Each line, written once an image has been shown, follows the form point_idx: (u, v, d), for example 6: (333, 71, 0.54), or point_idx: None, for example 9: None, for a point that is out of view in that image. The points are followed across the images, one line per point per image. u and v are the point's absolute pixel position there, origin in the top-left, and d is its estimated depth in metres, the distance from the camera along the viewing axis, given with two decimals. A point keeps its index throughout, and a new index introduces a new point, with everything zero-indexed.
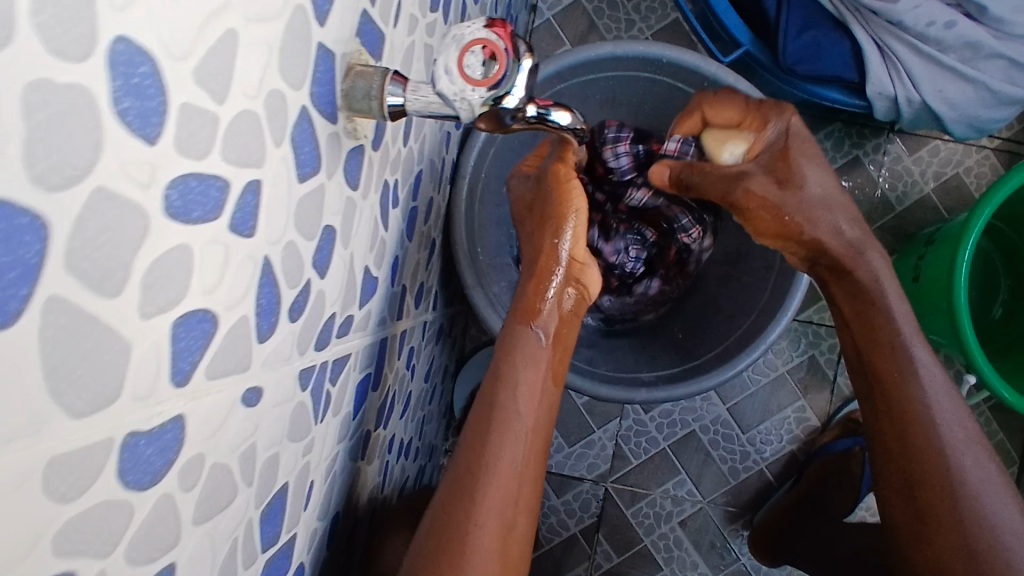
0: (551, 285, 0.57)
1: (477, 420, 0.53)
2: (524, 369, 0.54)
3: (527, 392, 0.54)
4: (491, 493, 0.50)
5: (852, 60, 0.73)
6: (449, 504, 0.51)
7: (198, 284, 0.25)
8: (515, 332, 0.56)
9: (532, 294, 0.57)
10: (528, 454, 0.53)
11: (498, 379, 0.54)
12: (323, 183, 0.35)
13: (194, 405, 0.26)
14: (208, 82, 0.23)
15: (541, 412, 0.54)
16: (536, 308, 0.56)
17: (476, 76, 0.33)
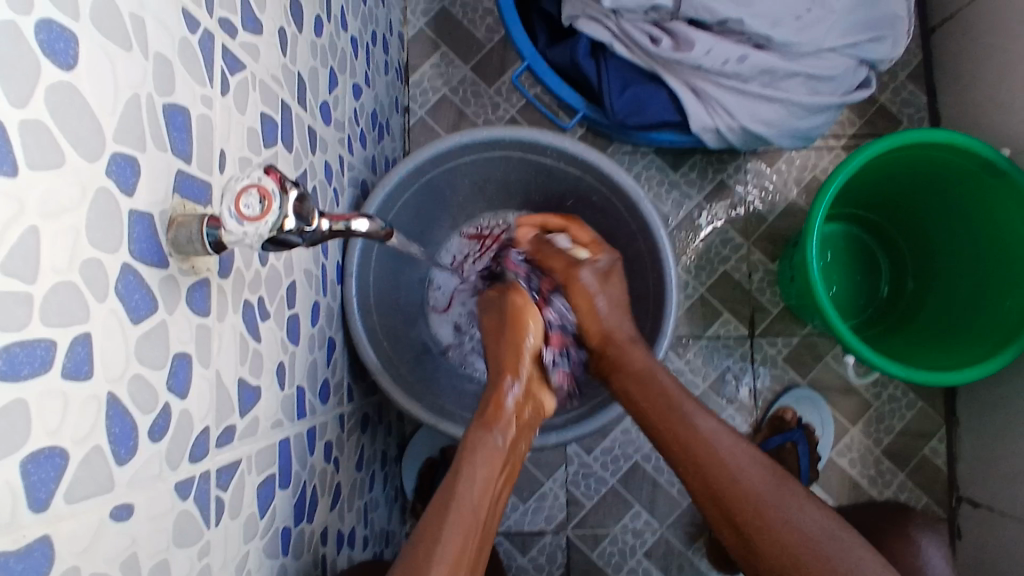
0: (512, 394, 0.68)
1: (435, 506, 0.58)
2: (480, 463, 0.61)
3: (480, 473, 0.60)
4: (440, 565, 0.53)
5: (672, 105, 0.84)
6: None
7: (41, 427, 0.31)
8: (475, 436, 0.63)
9: (491, 401, 0.67)
10: (472, 534, 0.57)
11: (456, 470, 0.61)
12: (165, 319, 0.41)
13: (56, 527, 0.32)
14: (18, 272, 0.30)
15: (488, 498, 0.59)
16: (494, 417, 0.65)
17: (254, 213, 0.36)
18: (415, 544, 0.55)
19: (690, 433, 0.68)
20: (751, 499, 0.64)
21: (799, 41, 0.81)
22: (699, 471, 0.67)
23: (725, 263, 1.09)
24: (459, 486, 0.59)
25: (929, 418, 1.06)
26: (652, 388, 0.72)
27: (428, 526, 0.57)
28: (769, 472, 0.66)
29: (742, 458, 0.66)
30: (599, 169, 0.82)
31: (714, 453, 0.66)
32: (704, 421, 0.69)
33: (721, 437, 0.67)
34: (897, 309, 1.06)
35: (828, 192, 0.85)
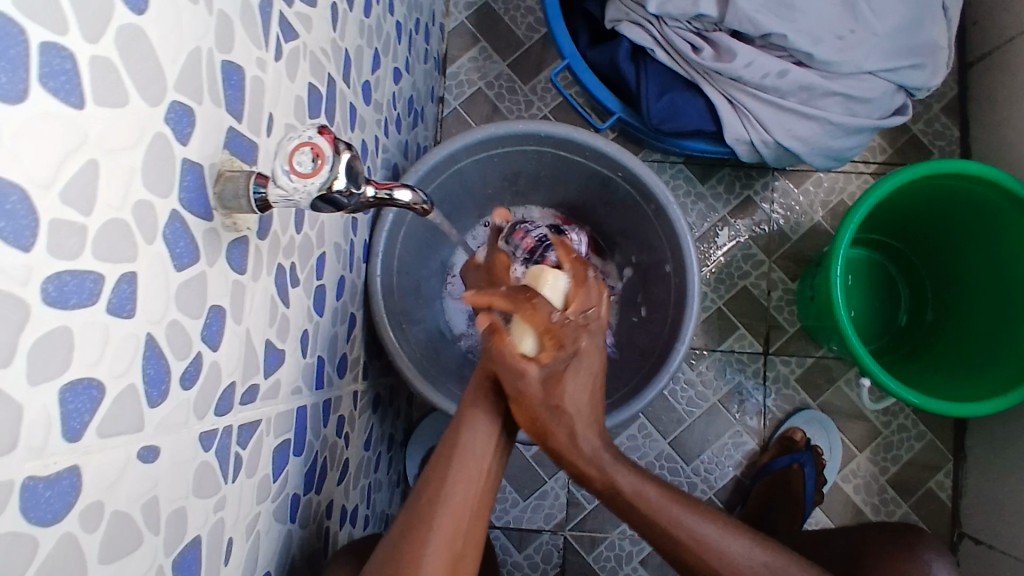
0: None
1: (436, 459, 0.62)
2: (490, 418, 0.64)
3: (483, 423, 0.64)
4: (443, 520, 0.58)
5: (707, 114, 0.85)
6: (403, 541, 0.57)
7: (81, 359, 0.32)
8: (467, 417, 0.64)
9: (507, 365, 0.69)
10: (470, 499, 0.60)
11: (461, 428, 0.64)
12: (205, 270, 0.41)
13: (86, 459, 0.33)
14: (75, 203, 0.31)
15: (491, 451, 0.63)
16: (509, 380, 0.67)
17: (306, 171, 0.37)
18: (423, 494, 0.59)
19: (685, 538, 0.65)
20: None
21: (839, 60, 0.81)
22: (694, 559, 0.65)
23: (745, 278, 1.09)
24: (466, 441, 0.62)
25: (936, 451, 1.06)
26: (619, 484, 0.66)
27: (432, 480, 0.60)
28: (781, 567, 0.65)
29: (722, 536, 0.65)
30: (630, 171, 0.82)
31: (719, 563, 0.64)
32: (691, 522, 0.65)
33: (716, 539, 0.65)
34: (912, 339, 1.06)
35: (856, 213, 0.85)
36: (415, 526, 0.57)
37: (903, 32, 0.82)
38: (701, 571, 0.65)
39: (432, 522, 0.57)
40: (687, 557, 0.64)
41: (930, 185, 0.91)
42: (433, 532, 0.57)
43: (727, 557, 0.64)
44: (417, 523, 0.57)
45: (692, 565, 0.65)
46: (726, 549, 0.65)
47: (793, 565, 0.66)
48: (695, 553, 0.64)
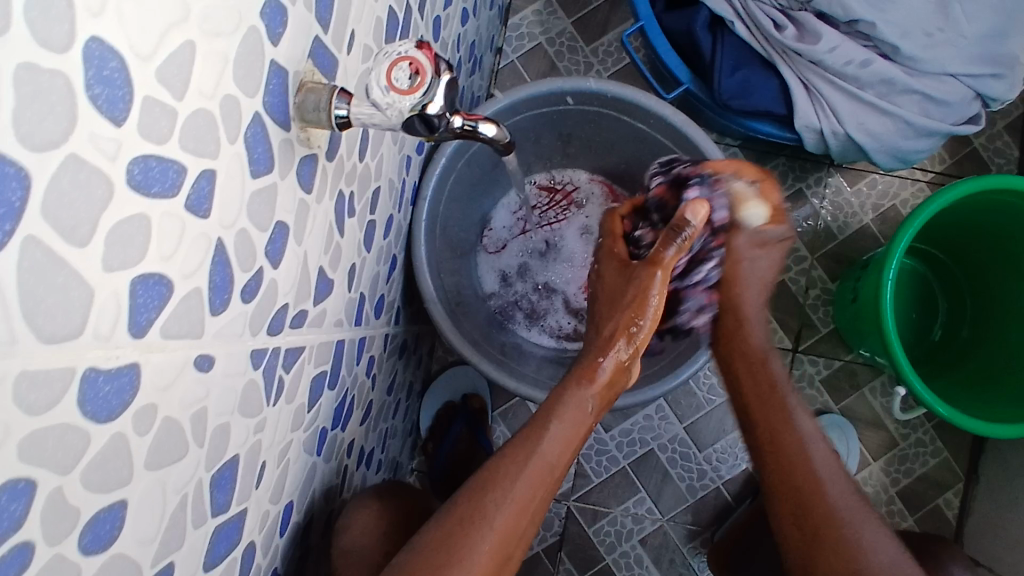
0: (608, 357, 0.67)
1: (511, 451, 0.61)
2: (568, 421, 0.63)
3: (561, 433, 0.62)
4: (502, 516, 0.56)
5: (780, 96, 0.82)
6: (450, 534, 0.56)
7: (155, 251, 0.30)
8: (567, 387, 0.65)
9: (588, 359, 0.67)
10: (523, 518, 0.58)
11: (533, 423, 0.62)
12: (276, 182, 0.40)
13: (147, 357, 0.31)
14: (168, 82, 0.28)
15: (564, 456, 0.62)
16: (592, 371, 0.66)
17: (403, 87, 0.35)
18: (486, 479, 0.59)
19: (788, 430, 0.68)
20: (834, 509, 0.63)
21: (926, 58, 0.78)
22: (793, 483, 0.65)
23: (784, 273, 1.06)
24: (539, 439, 0.61)
25: (951, 469, 1.04)
26: (757, 372, 0.72)
27: (498, 470, 0.59)
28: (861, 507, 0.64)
29: (834, 475, 0.65)
30: (693, 145, 0.79)
31: (812, 468, 0.65)
32: (806, 422, 0.69)
33: (857, 509, 0.63)
34: (943, 356, 1.04)
35: (918, 218, 0.82)
36: (473, 514, 0.56)
37: (995, 37, 0.79)
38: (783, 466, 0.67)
39: (493, 514, 0.56)
40: (774, 445, 0.68)
41: (981, 201, 0.88)
42: (491, 526, 0.56)
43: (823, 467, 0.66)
44: (474, 516, 0.56)
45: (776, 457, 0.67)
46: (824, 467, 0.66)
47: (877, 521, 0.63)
48: (794, 445, 0.67)
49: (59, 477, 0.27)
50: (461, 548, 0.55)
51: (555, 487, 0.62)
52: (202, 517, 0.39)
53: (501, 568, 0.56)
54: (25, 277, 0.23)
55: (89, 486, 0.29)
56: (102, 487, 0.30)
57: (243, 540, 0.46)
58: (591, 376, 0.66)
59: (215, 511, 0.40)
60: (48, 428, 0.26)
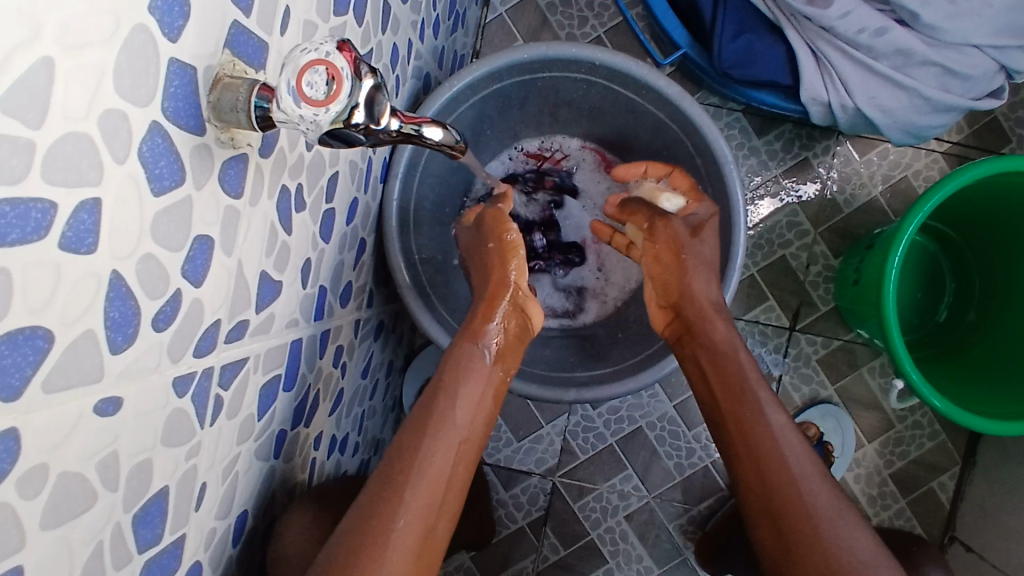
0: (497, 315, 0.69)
1: (417, 424, 0.61)
2: (468, 382, 0.65)
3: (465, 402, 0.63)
4: (423, 488, 0.56)
5: (786, 64, 0.75)
6: (367, 511, 0.55)
7: (23, 303, 0.26)
8: (462, 349, 0.67)
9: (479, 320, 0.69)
10: (439, 493, 0.57)
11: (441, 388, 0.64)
12: (190, 194, 0.35)
13: (27, 419, 0.27)
14: (17, 111, 0.24)
15: (475, 422, 0.63)
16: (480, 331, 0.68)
17: (318, 97, 0.30)
18: (400, 461, 0.58)
19: (757, 426, 0.61)
20: (803, 505, 0.57)
21: (945, 28, 0.71)
22: (762, 481, 0.59)
23: (785, 247, 1.01)
24: (447, 407, 0.62)
25: (947, 452, 1.02)
26: (726, 366, 0.65)
27: (406, 443, 0.59)
28: (834, 497, 0.58)
29: (806, 462, 0.59)
30: (688, 118, 0.73)
31: (782, 465, 0.59)
32: (770, 411, 0.62)
33: (802, 481, 0.58)
34: (949, 336, 0.99)
35: (929, 201, 0.76)
36: (388, 489, 0.56)
37: None
38: (757, 473, 0.60)
39: (405, 487, 0.56)
40: (741, 430, 0.62)
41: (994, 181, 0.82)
42: (409, 496, 0.55)
43: (792, 460, 0.59)
44: (391, 490, 0.56)
45: (746, 456, 0.61)
46: (792, 456, 0.59)
47: (850, 512, 0.57)
48: (757, 435, 0.61)
49: None
50: (376, 525, 0.53)
51: (472, 460, 0.62)
52: (127, 557, 0.36)
53: (423, 543, 0.55)
54: None
55: None
56: None
57: (186, 564, 0.43)
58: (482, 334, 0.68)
59: (143, 547, 0.38)
60: None
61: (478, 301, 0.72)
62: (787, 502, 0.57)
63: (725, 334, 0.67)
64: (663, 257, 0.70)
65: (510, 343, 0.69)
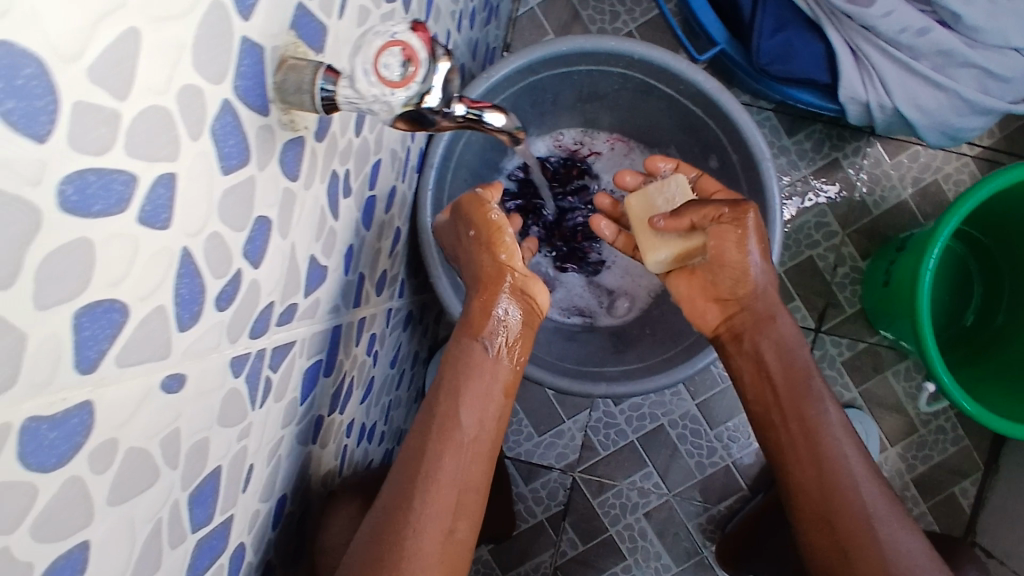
0: (497, 305, 0.64)
1: (424, 431, 0.60)
2: (471, 381, 0.62)
3: (471, 404, 0.61)
4: (441, 492, 0.56)
5: (824, 62, 0.74)
6: (385, 522, 0.55)
7: (102, 277, 0.26)
8: (463, 347, 0.64)
9: (478, 313, 0.65)
10: (458, 498, 0.57)
11: (445, 391, 0.61)
12: (254, 175, 0.35)
13: (100, 392, 0.27)
14: (106, 82, 0.24)
15: (485, 422, 0.61)
16: (479, 326, 0.64)
17: (393, 78, 0.30)
18: (412, 469, 0.58)
19: (816, 425, 0.63)
20: (858, 508, 0.60)
21: (987, 29, 0.70)
22: (819, 480, 0.62)
23: (813, 248, 1.00)
24: (458, 412, 0.60)
25: (970, 457, 1.01)
26: (789, 360, 0.67)
27: (420, 450, 0.59)
28: (886, 499, 0.61)
29: (861, 462, 0.62)
30: (725, 114, 0.72)
31: (842, 465, 0.61)
32: (829, 410, 0.64)
33: (859, 482, 0.61)
34: (977, 340, 0.99)
35: (967, 203, 0.75)
36: (403, 499, 0.56)
37: None
38: (815, 471, 0.62)
39: (422, 495, 0.56)
40: (801, 428, 0.64)
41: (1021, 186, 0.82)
42: (426, 504, 0.56)
43: (850, 462, 0.62)
44: (406, 500, 0.56)
45: (805, 452, 0.63)
46: (849, 458, 0.62)
47: (898, 513, 0.61)
48: (818, 434, 0.63)
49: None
50: (395, 536, 0.54)
51: (491, 457, 0.61)
52: (180, 536, 0.37)
53: (446, 549, 0.55)
54: None
55: (38, 538, 0.26)
56: (55, 536, 0.27)
57: (231, 545, 0.44)
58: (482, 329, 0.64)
59: (196, 526, 0.38)
60: None
61: (473, 291, 0.66)
62: (843, 504, 0.60)
63: (789, 327, 0.68)
64: (727, 257, 0.66)
65: (517, 331, 0.65)
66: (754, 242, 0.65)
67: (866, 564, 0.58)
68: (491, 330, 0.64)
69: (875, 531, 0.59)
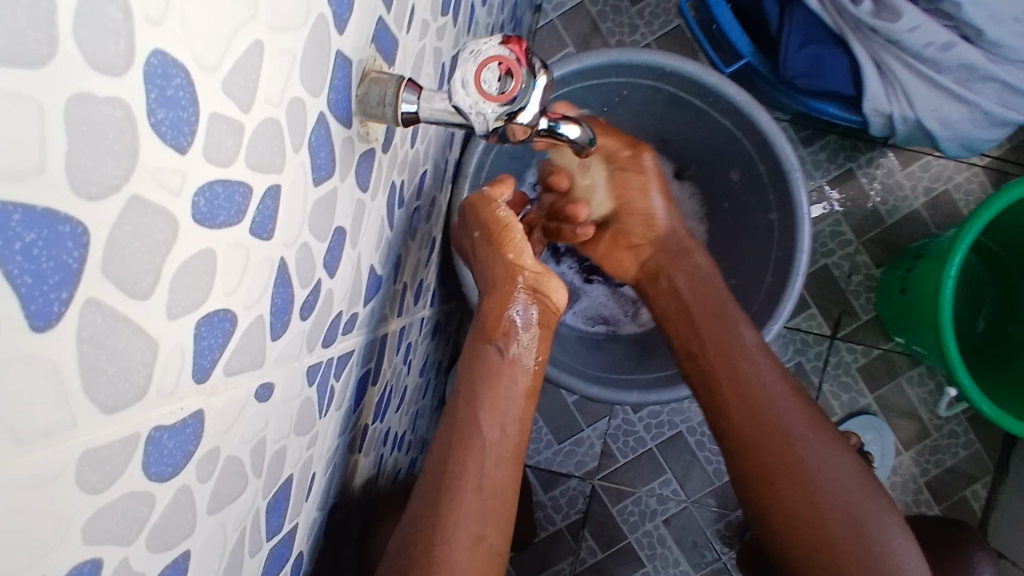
0: (512, 306, 0.62)
1: (445, 440, 0.58)
2: (485, 385, 0.59)
3: (490, 413, 0.59)
4: (466, 501, 0.55)
5: (851, 76, 0.77)
6: (419, 533, 0.55)
7: (219, 286, 0.26)
8: (476, 351, 0.62)
9: (492, 315, 0.62)
10: (487, 505, 0.56)
11: (466, 399, 0.59)
12: (336, 186, 0.36)
13: (211, 400, 0.27)
14: (234, 93, 0.24)
15: (508, 427, 0.59)
16: (492, 328, 0.62)
17: (492, 92, 0.33)
18: (437, 479, 0.57)
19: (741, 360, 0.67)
20: (785, 436, 0.63)
21: (1010, 44, 0.73)
22: (747, 411, 0.65)
23: (827, 256, 1.02)
24: (478, 421, 0.58)
25: (981, 462, 1.02)
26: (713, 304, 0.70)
27: (447, 460, 0.57)
28: (814, 431, 0.65)
29: (789, 395, 0.66)
30: (754, 125, 0.74)
31: (766, 397, 0.65)
32: (754, 346, 0.68)
33: (781, 409, 0.65)
34: (991, 346, 1.00)
35: (987, 212, 0.77)
36: (437, 509, 0.55)
37: None
38: (741, 402, 0.66)
39: (454, 505, 0.55)
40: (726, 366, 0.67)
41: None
42: (458, 514, 0.55)
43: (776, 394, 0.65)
44: (440, 510, 0.55)
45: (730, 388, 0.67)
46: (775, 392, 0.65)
47: (826, 442, 0.64)
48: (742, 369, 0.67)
49: (124, 548, 0.24)
50: (433, 545, 0.54)
51: (517, 460, 0.60)
52: (258, 544, 0.37)
53: (481, 555, 0.55)
54: (86, 346, 0.19)
55: (153, 547, 0.26)
56: (165, 545, 0.27)
57: (294, 553, 0.44)
58: (496, 332, 0.62)
59: (270, 534, 0.38)
60: (113, 504, 0.23)
61: (486, 292, 0.64)
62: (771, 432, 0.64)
63: (702, 263, 0.74)
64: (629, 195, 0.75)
65: (536, 331, 0.63)
66: (655, 184, 0.75)
67: (793, 491, 0.62)
68: (504, 329, 0.62)
69: (803, 460, 0.63)
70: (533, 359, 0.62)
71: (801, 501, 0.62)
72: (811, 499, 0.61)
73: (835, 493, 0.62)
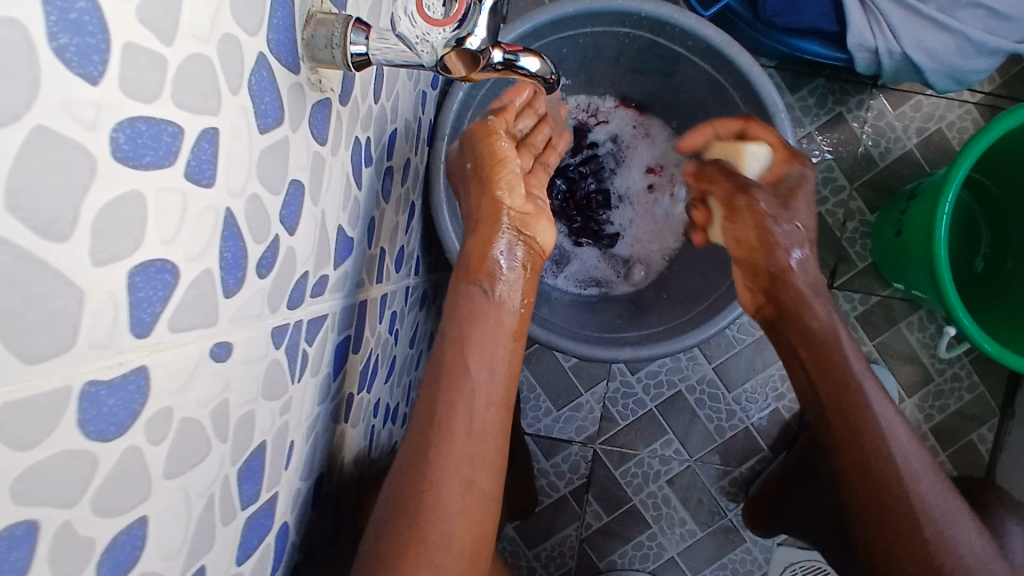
0: (496, 240, 0.62)
1: (428, 383, 0.57)
2: (472, 326, 0.58)
3: (478, 352, 0.57)
4: (456, 445, 0.54)
5: (830, 10, 0.75)
6: (408, 481, 0.53)
7: (154, 234, 0.25)
8: (461, 290, 0.61)
9: (477, 251, 0.62)
10: (478, 450, 0.55)
11: (454, 339, 0.58)
12: (287, 135, 0.34)
13: (158, 356, 0.26)
14: (154, 23, 0.23)
15: (498, 369, 0.58)
16: (478, 265, 0.61)
17: (436, 19, 0.35)
18: (426, 422, 0.55)
19: (845, 392, 0.62)
20: (891, 468, 0.61)
21: None
22: (852, 447, 0.62)
23: (821, 204, 1.00)
24: (468, 360, 0.57)
25: (985, 403, 1.02)
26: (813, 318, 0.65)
27: (437, 401, 0.56)
28: (911, 453, 0.62)
29: (892, 421, 0.62)
30: (736, 68, 0.71)
31: (871, 426, 0.61)
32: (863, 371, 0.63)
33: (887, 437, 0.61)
34: (987, 285, 0.99)
35: (981, 142, 0.75)
36: (428, 453, 0.54)
37: None
38: (845, 431, 0.62)
39: (445, 449, 0.54)
40: (841, 404, 0.62)
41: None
42: (449, 458, 0.53)
43: (886, 425, 0.62)
44: (429, 451, 0.54)
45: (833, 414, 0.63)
46: (887, 423, 0.62)
47: (927, 468, 0.62)
48: (851, 405, 0.62)
49: (66, 511, 0.23)
50: (422, 489, 0.53)
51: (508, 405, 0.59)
52: (232, 512, 0.36)
53: (469, 502, 0.54)
54: None
55: (101, 512, 0.25)
56: (118, 509, 0.26)
57: (277, 524, 0.43)
58: (480, 269, 0.61)
59: (245, 503, 0.37)
60: (46, 463, 0.21)
61: (471, 228, 0.63)
62: (879, 468, 0.61)
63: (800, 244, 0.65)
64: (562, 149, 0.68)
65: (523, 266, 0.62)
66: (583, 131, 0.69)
67: (895, 518, 0.60)
68: (490, 266, 0.61)
69: (907, 490, 0.60)
70: (518, 302, 0.61)
71: (900, 527, 0.60)
72: (910, 527, 0.60)
73: (932, 518, 0.60)
